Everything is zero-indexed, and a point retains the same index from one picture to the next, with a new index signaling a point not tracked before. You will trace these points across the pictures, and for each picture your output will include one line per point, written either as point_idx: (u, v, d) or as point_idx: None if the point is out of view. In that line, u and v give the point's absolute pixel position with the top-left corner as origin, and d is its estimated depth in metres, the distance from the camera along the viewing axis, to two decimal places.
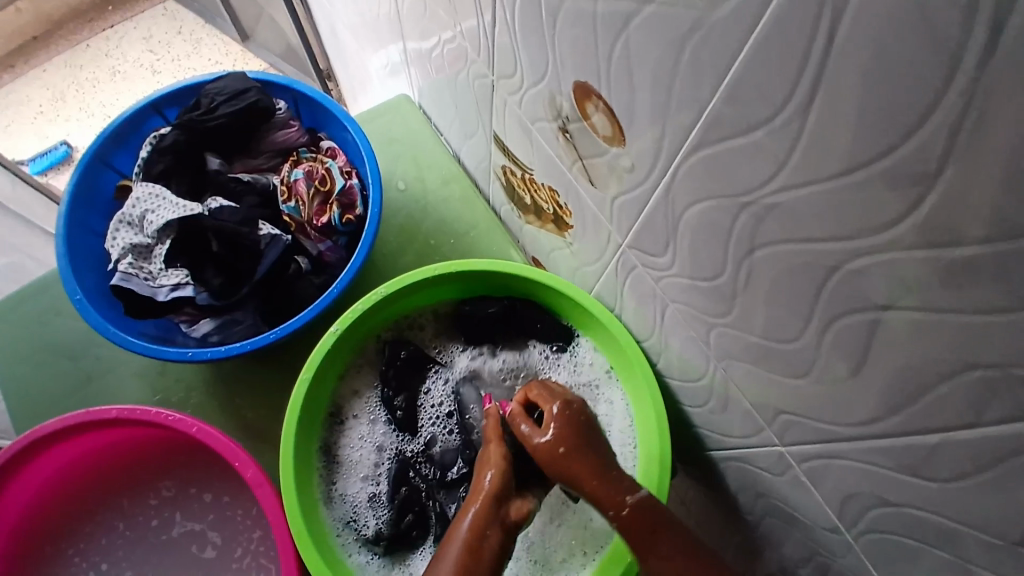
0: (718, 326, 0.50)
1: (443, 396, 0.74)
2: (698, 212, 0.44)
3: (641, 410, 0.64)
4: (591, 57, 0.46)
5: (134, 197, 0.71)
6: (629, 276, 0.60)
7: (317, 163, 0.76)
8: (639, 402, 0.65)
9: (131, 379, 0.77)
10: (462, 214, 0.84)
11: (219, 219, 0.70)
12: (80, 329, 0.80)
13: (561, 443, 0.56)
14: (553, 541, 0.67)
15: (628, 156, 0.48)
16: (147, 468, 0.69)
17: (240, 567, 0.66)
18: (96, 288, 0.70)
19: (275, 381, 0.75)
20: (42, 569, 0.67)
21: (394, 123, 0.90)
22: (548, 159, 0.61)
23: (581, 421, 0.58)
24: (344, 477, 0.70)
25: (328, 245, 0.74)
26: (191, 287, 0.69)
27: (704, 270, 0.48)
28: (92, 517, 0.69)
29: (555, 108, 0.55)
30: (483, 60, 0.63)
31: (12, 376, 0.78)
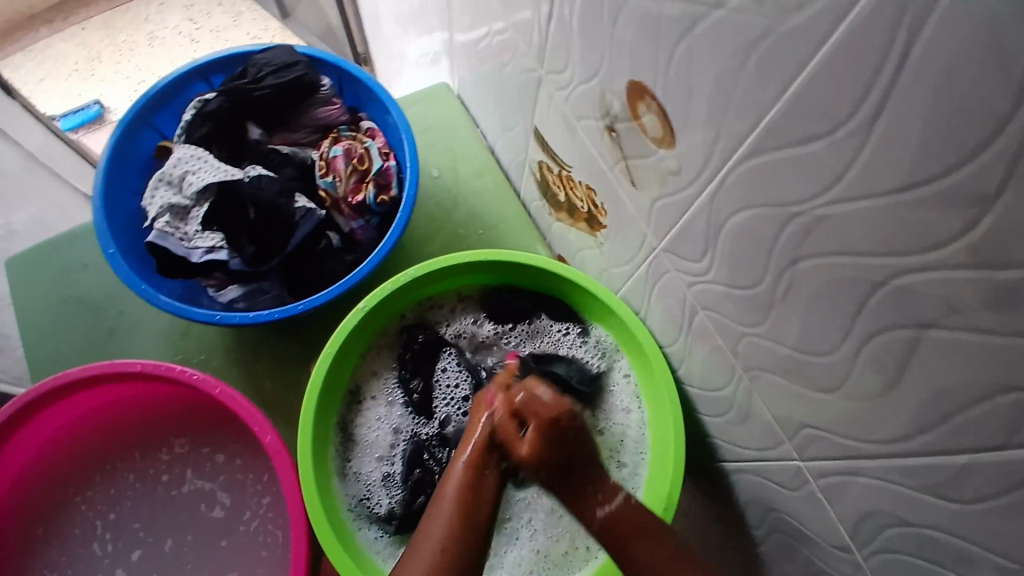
0: (748, 336, 0.51)
1: (458, 376, 0.74)
2: (742, 220, 0.45)
3: (660, 416, 0.65)
4: (649, 59, 0.47)
5: (175, 158, 0.72)
6: (660, 280, 0.60)
7: (357, 142, 0.77)
8: (658, 409, 0.65)
9: (153, 337, 0.78)
10: (492, 206, 0.85)
11: (257, 187, 0.70)
12: (106, 284, 0.80)
13: (541, 464, 0.55)
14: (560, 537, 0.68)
15: (674, 160, 0.49)
16: (162, 425, 0.70)
17: (248, 531, 0.67)
18: (129, 244, 0.70)
19: (295, 352, 0.76)
20: (52, 513, 0.68)
21: (432, 111, 0.90)
22: (590, 158, 0.62)
23: (563, 438, 0.55)
24: (359, 455, 0.70)
25: (360, 224, 0.75)
26: (225, 251, 0.69)
27: (741, 277, 0.48)
28: (102, 466, 0.70)
29: (604, 107, 0.55)
30: (533, 54, 0.64)
31: (36, 324, 0.79)
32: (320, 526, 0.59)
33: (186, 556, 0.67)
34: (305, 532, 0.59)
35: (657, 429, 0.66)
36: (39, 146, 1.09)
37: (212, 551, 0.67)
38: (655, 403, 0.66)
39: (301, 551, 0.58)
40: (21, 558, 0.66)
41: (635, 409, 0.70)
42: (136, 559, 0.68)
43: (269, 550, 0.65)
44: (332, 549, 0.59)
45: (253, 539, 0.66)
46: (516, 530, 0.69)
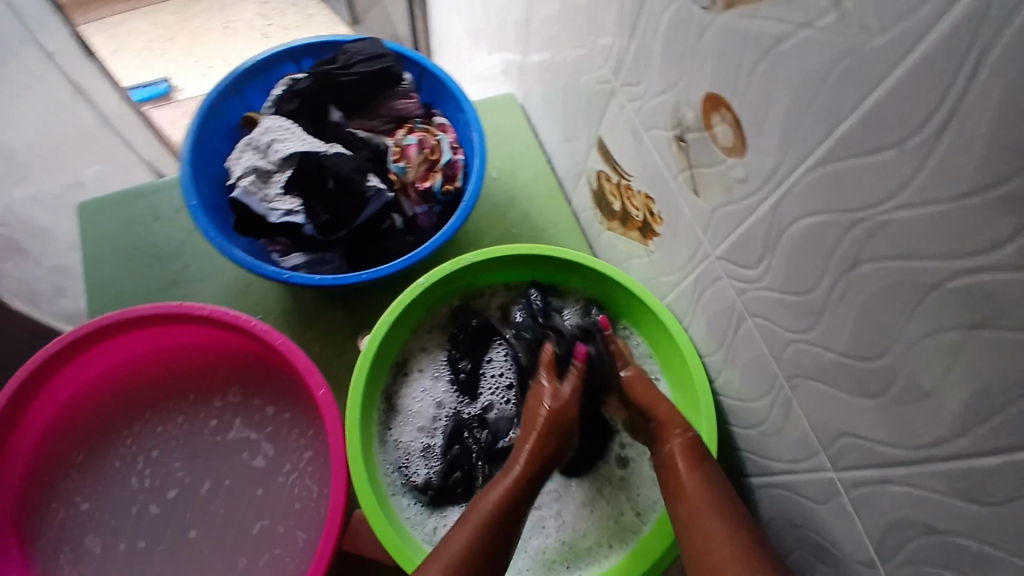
0: (796, 343, 0.55)
1: (503, 365, 0.78)
2: (805, 226, 0.49)
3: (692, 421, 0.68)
4: (731, 72, 0.51)
5: (264, 126, 0.77)
6: (711, 287, 0.64)
7: (430, 134, 0.82)
8: (691, 416, 0.69)
9: (215, 291, 0.81)
10: (546, 211, 0.90)
11: (336, 162, 0.75)
12: (173, 236, 0.84)
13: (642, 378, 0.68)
14: (582, 530, 0.71)
15: (743, 168, 0.53)
16: (219, 371, 0.73)
17: (285, 482, 0.69)
18: (209, 198, 0.75)
19: (346, 322, 0.79)
20: (99, 441, 0.70)
21: (497, 117, 0.96)
22: (654, 167, 0.66)
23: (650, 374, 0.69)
24: (401, 422, 0.74)
25: (424, 210, 0.79)
26: (302, 216, 0.74)
27: (798, 282, 0.52)
28: (152, 404, 0.72)
29: (677, 118, 0.59)
30: (609, 67, 0.69)
31: (101, 265, 0.82)
32: (360, 481, 0.62)
33: (221, 500, 0.69)
34: (343, 494, 0.60)
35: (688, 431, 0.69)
36: (113, 111, 1.10)
37: (247, 498, 0.69)
38: (689, 411, 0.69)
39: (337, 509, 0.59)
40: (62, 481, 0.68)
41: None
42: (171, 498, 0.70)
43: (302, 502, 0.68)
44: (369, 505, 0.61)
45: (289, 491, 0.69)
46: (542, 520, 0.72)
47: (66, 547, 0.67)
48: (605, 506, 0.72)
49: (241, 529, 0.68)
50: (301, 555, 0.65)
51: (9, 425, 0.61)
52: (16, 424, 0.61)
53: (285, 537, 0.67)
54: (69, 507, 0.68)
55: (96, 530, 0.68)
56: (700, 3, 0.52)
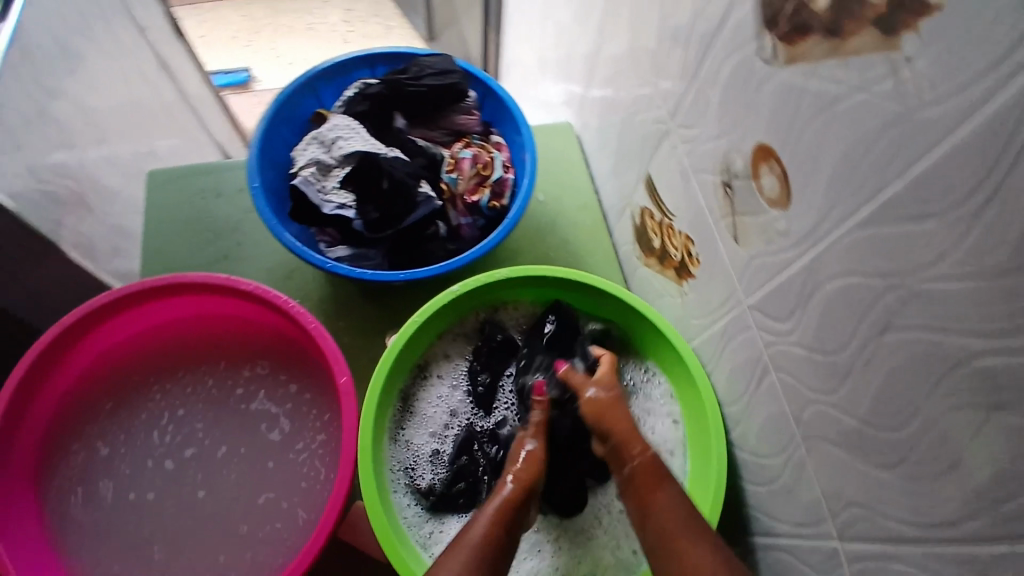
0: (817, 405, 0.54)
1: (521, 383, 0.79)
2: (841, 285, 0.49)
3: (702, 470, 0.68)
4: (785, 126, 0.52)
5: (332, 124, 0.81)
6: (740, 335, 0.64)
7: (484, 151, 0.85)
8: (702, 464, 0.68)
9: (260, 270, 0.85)
10: (586, 240, 0.91)
11: (393, 164, 0.78)
12: (231, 213, 0.89)
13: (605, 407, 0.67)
14: (575, 557, 0.71)
15: (786, 221, 0.54)
16: (249, 346, 0.75)
17: (295, 460, 0.71)
18: (270, 182, 0.79)
19: (378, 317, 0.82)
20: (129, 393, 0.74)
21: (553, 143, 0.99)
22: (698, 210, 0.67)
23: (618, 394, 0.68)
24: (413, 424, 0.75)
25: (468, 221, 0.82)
26: (352, 211, 0.77)
27: (828, 340, 0.52)
28: (185, 366, 0.76)
29: (727, 164, 0.60)
30: (666, 108, 0.70)
31: (161, 230, 0.87)
32: (364, 472, 0.63)
33: (233, 467, 0.72)
34: (348, 479, 0.62)
35: (698, 478, 0.68)
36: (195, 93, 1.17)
37: (258, 471, 0.71)
38: (701, 458, 0.69)
39: (340, 495, 0.60)
40: (89, 425, 0.72)
41: (676, 457, 0.74)
42: (188, 457, 0.73)
43: (308, 482, 0.69)
44: (369, 497, 0.62)
45: (297, 470, 0.71)
46: (537, 545, 0.72)
47: (79, 487, 0.69)
48: (603, 535, 0.72)
49: (247, 499, 0.70)
50: (299, 533, 0.67)
51: (52, 362, 0.65)
52: (57, 362, 0.65)
53: (286, 514, 0.68)
54: (91, 449, 0.71)
55: (111, 475, 0.71)
56: (762, 57, 0.53)
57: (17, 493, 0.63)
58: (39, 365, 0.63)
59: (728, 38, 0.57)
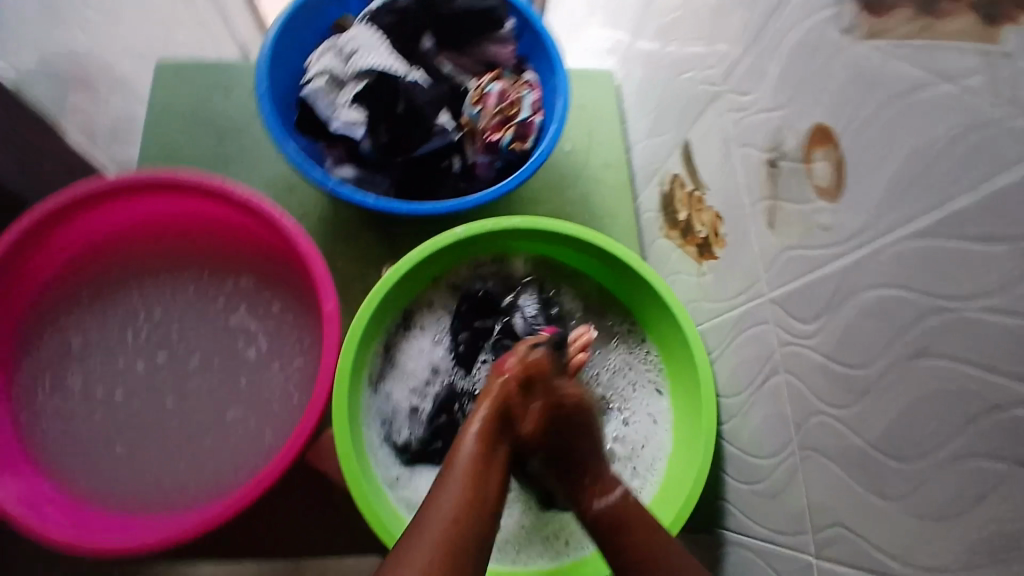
0: (821, 415, 0.51)
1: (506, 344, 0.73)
2: (879, 297, 0.44)
3: (687, 454, 0.65)
4: (851, 109, 0.46)
5: (351, 34, 0.74)
6: (753, 328, 0.59)
7: (513, 88, 0.78)
8: (688, 446, 0.66)
9: (261, 179, 0.81)
10: (607, 200, 0.86)
11: (412, 88, 0.72)
12: (237, 114, 0.83)
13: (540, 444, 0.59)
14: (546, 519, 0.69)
15: (830, 215, 0.48)
16: (237, 258, 0.72)
17: (268, 383, 0.68)
18: (280, 88, 0.73)
19: (377, 248, 0.78)
20: (108, 289, 0.71)
21: (589, 89, 0.91)
22: (734, 188, 0.61)
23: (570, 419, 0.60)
24: (392, 376, 0.72)
25: (485, 160, 0.76)
26: (362, 131, 0.71)
27: (852, 353, 0.47)
28: (166, 267, 0.72)
29: (776, 141, 0.54)
30: (719, 69, 0.63)
31: (161, 122, 0.82)
32: (337, 410, 0.61)
33: (206, 379, 0.69)
34: (320, 409, 0.60)
35: (679, 465, 0.66)
36: None
37: (230, 387, 0.69)
38: (689, 440, 0.66)
39: (308, 425, 0.58)
40: (63, 317, 0.69)
41: (661, 425, 0.71)
42: (161, 361, 0.70)
43: (278, 407, 0.67)
44: (340, 434, 0.60)
45: (270, 393, 0.68)
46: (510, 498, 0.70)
47: (44, 379, 0.67)
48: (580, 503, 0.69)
49: (216, 414, 0.68)
50: (262, 457, 0.65)
51: (32, 245, 0.62)
52: (41, 242, 0.63)
53: (252, 436, 0.66)
54: (62, 341, 0.69)
55: (79, 369, 0.69)
56: (840, 24, 0.46)
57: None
58: (22, 242, 0.60)
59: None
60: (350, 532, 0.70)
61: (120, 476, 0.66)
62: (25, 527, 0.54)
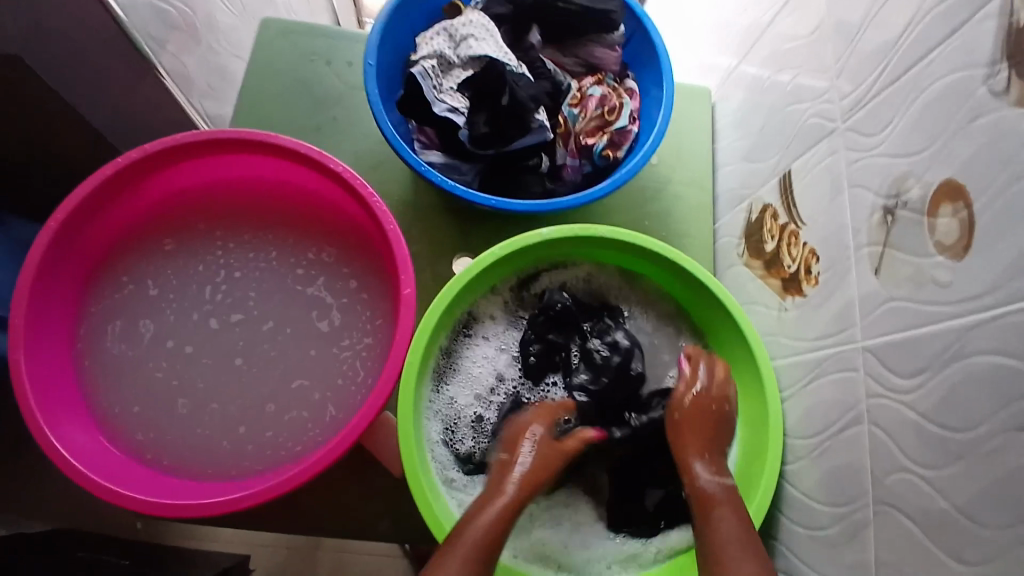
0: (903, 472, 0.50)
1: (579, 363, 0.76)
2: (990, 364, 0.43)
3: (753, 457, 0.66)
4: (991, 168, 0.44)
5: (467, 19, 0.74)
6: (838, 373, 0.58)
7: (615, 94, 0.77)
8: (756, 436, 0.67)
9: (350, 152, 0.82)
10: (688, 219, 0.85)
11: (517, 82, 0.71)
12: (335, 84, 0.84)
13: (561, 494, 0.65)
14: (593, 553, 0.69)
15: (950, 272, 0.47)
16: (321, 229, 0.73)
17: (337, 355, 0.69)
18: (385, 65, 0.74)
19: (455, 237, 0.78)
20: (189, 239, 0.72)
21: (682, 103, 0.90)
22: (837, 228, 0.60)
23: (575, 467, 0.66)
24: (456, 379, 0.74)
25: (575, 164, 0.76)
26: (462, 119, 0.71)
27: (952, 416, 0.46)
28: (252, 229, 0.73)
29: (897, 188, 0.53)
30: (840, 105, 0.62)
31: (259, 82, 0.83)
32: (403, 399, 0.62)
33: (276, 343, 0.70)
34: (387, 392, 0.60)
35: (750, 450, 0.67)
36: None
37: (299, 354, 0.70)
38: (755, 434, 0.67)
39: (377, 403, 0.58)
40: (146, 262, 0.71)
41: None
42: (232, 321, 0.71)
43: (343, 381, 0.68)
44: (403, 421, 0.62)
45: (337, 366, 0.68)
46: (559, 518, 0.72)
47: (119, 319, 0.69)
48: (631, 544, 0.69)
49: (282, 379, 0.69)
50: (325, 427, 0.66)
51: (127, 181, 0.64)
52: (129, 183, 0.65)
53: (315, 405, 0.67)
54: (141, 286, 0.71)
55: (153, 316, 0.70)
56: (990, 85, 0.45)
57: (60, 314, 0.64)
58: (111, 180, 0.62)
59: (952, 51, 0.48)
60: (394, 512, 0.71)
61: (182, 427, 0.67)
62: (80, 474, 0.55)
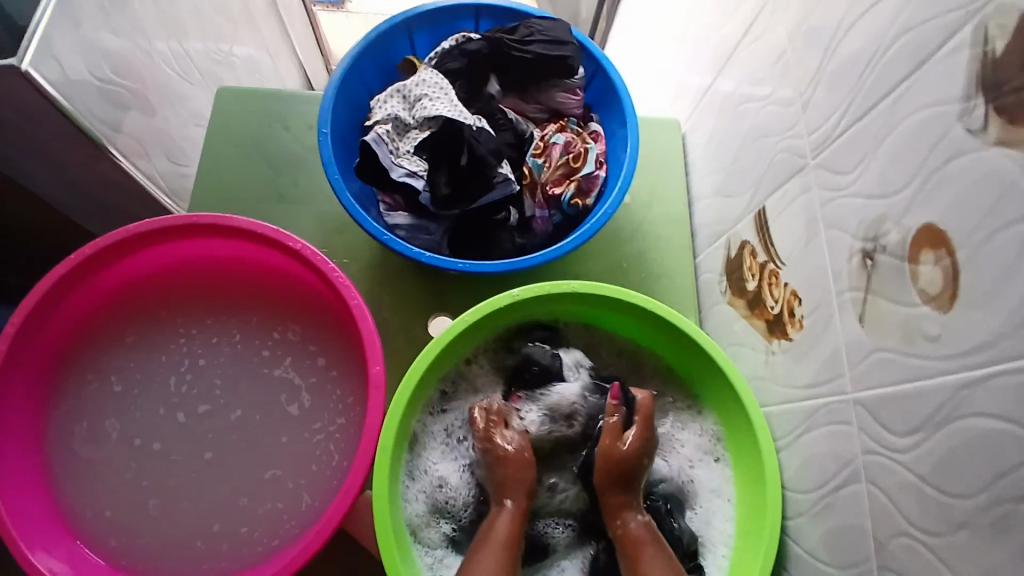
0: (907, 538, 0.47)
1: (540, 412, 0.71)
2: (993, 427, 0.40)
3: (749, 516, 0.63)
4: (969, 213, 0.42)
5: (419, 78, 0.72)
6: (830, 426, 0.55)
7: (579, 139, 0.75)
8: (751, 499, 0.63)
9: (314, 219, 0.79)
10: (667, 256, 0.82)
11: (477, 138, 0.69)
12: (296, 149, 0.82)
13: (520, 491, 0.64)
14: None
15: (939, 323, 0.44)
16: (285, 306, 0.71)
17: (309, 441, 0.66)
18: (341, 131, 0.72)
19: (427, 298, 0.75)
20: (152, 328, 0.70)
21: (652, 138, 0.88)
22: (817, 268, 0.57)
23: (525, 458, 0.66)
24: (431, 443, 0.70)
25: (543, 215, 0.73)
26: (422, 183, 0.69)
27: (955, 480, 0.43)
28: (215, 313, 0.71)
29: (874, 230, 0.50)
30: (809, 139, 0.59)
31: (216, 154, 0.81)
32: (377, 487, 0.58)
33: (244, 434, 0.68)
34: (360, 481, 0.56)
35: (744, 509, 0.64)
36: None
37: (270, 442, 0.67)
38: (750, 494, 0.64)
39: (351, 492, 0.55)
40: (108, 358, 0.68)
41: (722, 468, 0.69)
42: (200, 413, 0.69)
43: (318, 467, 0.65)
44: (379, 511, 0.57)
45: (310, 451, 0.66)
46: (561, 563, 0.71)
47: (87, 420, 0.67)
48: None
49: (255, 469, 0.66)
50: (301, 518, 0.63)
51: (85, 277, 0.62)
52: (88, 278, 0.62)
53: (290, 495, 0.65)
54: (106, 384, 0.68)
55: (120, 415, 0.68)
56: (966, 122, 0.42)
57: (19, 423, 0.61)
58: (67, 280, 0.60)
59: (927, 84, 0.45)
60: None
61: (152, 529, 0.64)
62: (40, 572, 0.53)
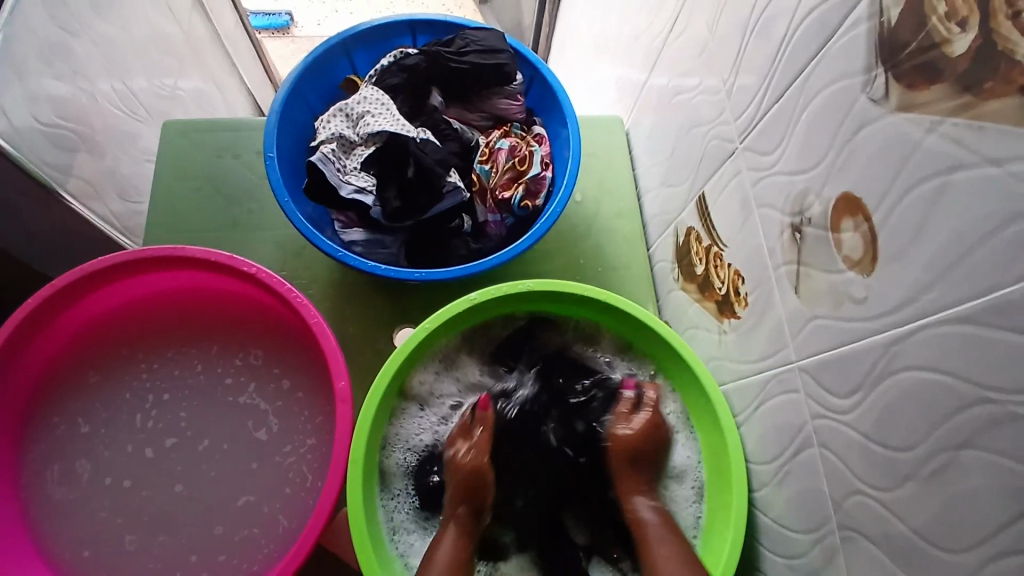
0: (860, 494, 0.49)
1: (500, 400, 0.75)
2: (922, 379, 0.42)
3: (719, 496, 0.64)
4: (880, 178, 0.44)
5: (361, 95, 0.74)
6: (782, 396, 0.57)
7: (523, 143, 0.77)
8: (718, 477, 0.65)
9: (269, 244, 0.80)
10: (621, 250, 0.84)
11: (422, 150, 0.71)
12: (245, 178, 0.83)
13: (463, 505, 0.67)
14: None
15: (864, 287, 0.46)
16: (246, 331, 0.71)
17: (281, 463, 0.67)
18: (286, 153, 0.72)
19: (388, 311, 0.77)
20: (115, 367, 0.70)
21: (597, 137, 0.90)
22: (755, 247, 0.60)
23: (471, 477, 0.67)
24: (415, 413, 0.73)
25: (496, 219, 0.74)
26: (372, 198, 0.70)
27: (895, 435, 0.45)
28: (176, 344, 0.71)
29: (800, 205, 0.53)
30: (737, 123, 0.62)
31: (166, 188, 0.81)
32: (351, 501, 0.58)
33: (216, 462, 0.68)
34: (333, 499, 0.57)
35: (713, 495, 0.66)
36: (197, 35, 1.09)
37: (242, 468, 0.67)
38: (717, 474, 0.65)
39: (325, 506, 0.56)
40: (72, 401, 0.68)
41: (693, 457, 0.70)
42: (169, 446, 0.69)
43: (292, 488, 0.66)
44: (356, 524, 0.58)
45: (283, 473, 0.67)
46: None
47: (55, 464, 0.66)
48: None
49: (230, 496, 0.66)
50: (279, 541, 0.64)
51: (42, 322, 0.62)
52: (44, 323, 0.62)
53: (267, 518, 0.65)
54: (71, 427, 0.68)
55: (88, 457, 0.67)
56: (870, 93, 0.45)
57: None
58: (25, 326, 0.60)
59: (830, 62, 0.48)
60: None
61: (131, 568, 0.64)
62: None
